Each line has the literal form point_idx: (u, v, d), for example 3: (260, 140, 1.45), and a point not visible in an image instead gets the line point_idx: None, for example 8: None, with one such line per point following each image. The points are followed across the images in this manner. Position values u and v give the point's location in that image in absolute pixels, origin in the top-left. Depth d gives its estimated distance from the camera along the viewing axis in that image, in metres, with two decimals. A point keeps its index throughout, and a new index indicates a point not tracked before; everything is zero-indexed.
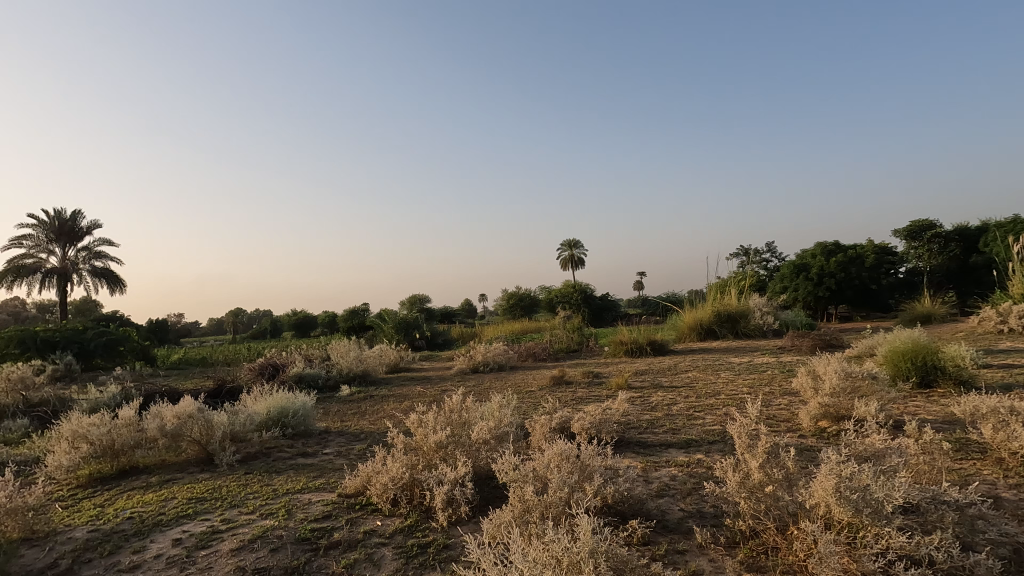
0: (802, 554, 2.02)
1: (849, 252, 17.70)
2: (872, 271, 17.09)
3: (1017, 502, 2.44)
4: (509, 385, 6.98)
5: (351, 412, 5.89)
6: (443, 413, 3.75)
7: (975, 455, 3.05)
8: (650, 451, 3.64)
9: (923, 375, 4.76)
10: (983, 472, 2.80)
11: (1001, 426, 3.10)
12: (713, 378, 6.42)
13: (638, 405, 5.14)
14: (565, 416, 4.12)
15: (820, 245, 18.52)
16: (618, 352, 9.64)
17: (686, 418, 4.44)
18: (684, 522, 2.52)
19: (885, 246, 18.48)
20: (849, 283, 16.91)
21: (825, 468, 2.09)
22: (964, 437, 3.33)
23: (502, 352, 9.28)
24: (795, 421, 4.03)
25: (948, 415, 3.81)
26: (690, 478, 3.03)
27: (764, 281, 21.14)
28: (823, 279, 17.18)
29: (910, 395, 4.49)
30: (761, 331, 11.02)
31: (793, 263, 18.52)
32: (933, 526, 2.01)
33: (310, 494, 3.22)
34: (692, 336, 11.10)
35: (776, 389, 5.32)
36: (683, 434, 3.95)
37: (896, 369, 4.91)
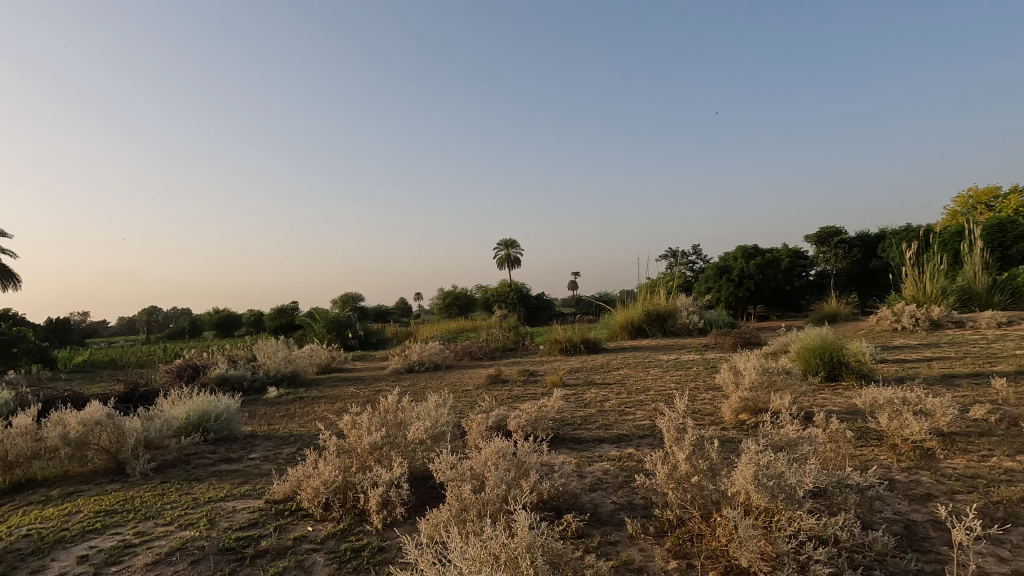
0: (724, 539, 2.14)
1: (766, 255, 18.88)
2: (787, 274, 18.34)
3: (909, 483, 2.71)
4: (445, 385, 6.94)
5: (280, 414, 5.64)
6: (378, 414, 3.67)
7: (873, 442, 3.35)
8: (583, 446, 3.74)
9: (829, 369, 5.17)
10: (880, 457, 3.08)
11: (895, 415, 3.42)
12: (644, 375, 6.66)
13: (572, 402, 5.22)
14: (501, 414, 4.14)
15: (741, 249, 19.52)
16: (554, 350, 9.80)
17: (618, 414, 4.58)
18: (615, 514, 2.61)
19: (798, 250, 19.87)
20: (767, 285, 18.08)
21: (745, 458, 2.23)
22: (865, 426, 3.64)
23: (438, 352, 9.21)
24: (718, 415, 4.24)
25: (850, 406, 4.17)
26: (622, 472, 3.14)
27: (690, 282, 22.17)
28: (743, 280, 18.34)
29: (819, 387, 4.88)
30: (689, 330, 11.53)
31: (716, 265, 19.55)
32: (838, 508, 2.19)
33: (235, 502, 3.06)
34: (624, 335, 11.47)
35: (701, 385, 5.58)
36: (616, 430, 4.07)
37: (807, 364, 5.31)
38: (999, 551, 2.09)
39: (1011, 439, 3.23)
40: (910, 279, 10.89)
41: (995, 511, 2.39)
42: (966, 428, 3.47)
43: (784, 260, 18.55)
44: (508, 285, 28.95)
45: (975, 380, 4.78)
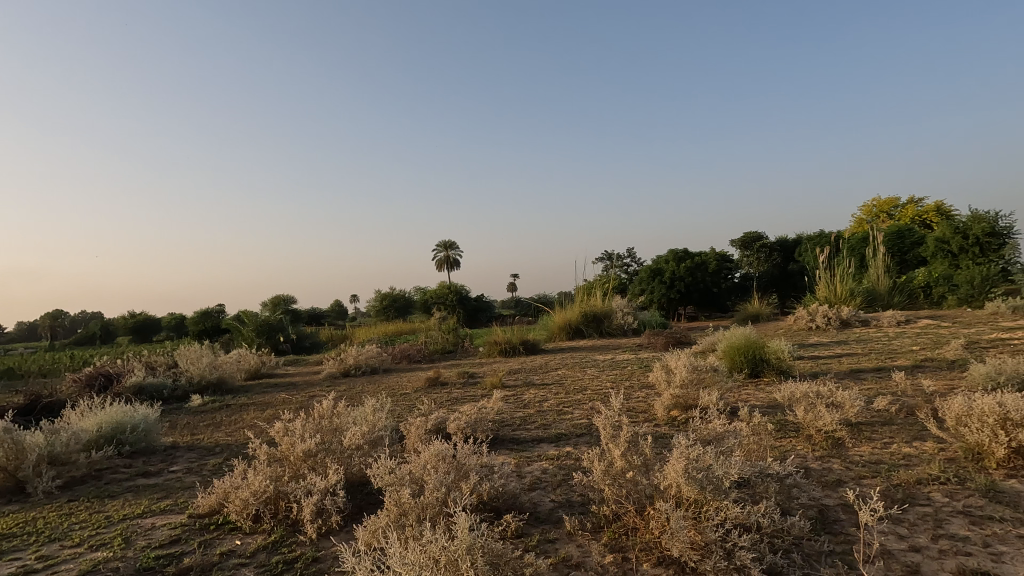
0: (657, 531, 2.22)
1: (696, 258, 19.78)
2: (714, 276, 19.30)
3: (822, 471, 2.92)
4: (382, 388, 6.79)
5: (204, 423, 5.34)
6: (312, 420, 3.55)
7: (791, 433, 3.58)
8: (522, 447, 3.77)
9: (753, 367, 5.48)
10: (797, 447, 3.30)
11: (810, 408, 3.67)
12: (581, 375, 6.81)
13: (512, 403, 5.25)
14: (441, 417, 4.11)
15: (673, 252, 20.36)
16: (493, 352, 9.83)
17: (556, 414, 4.65)
18: (554, 512, 2.65)
19: (724, 253, 20.95)
20: (696, 286, 18.96)
21: (676, 452, 2.33)
22: (784, 418, 3.89)
23: (375, 355, 9.01)
24: (651, 412, 4.40)
25: (771, 400, 4.44)
26: (560, 470, 3.19)
27: (625, 284, 22.87)
28: (674, 282, 19.13)
29: (743, 384, 5.17)
30: (624, 330, 11.90)
31: (649, 267, 20.28)
32: (760, 497, 2.33)
33: (154, 518, 2.87)
34: (562, 336, 11.67)
35: (636, 383, 5.77)
36: (554, 429, 4.13)
37: (733, 362, 5.60)
38: (899, 529, 2.29)
39: (908, 428, 3.54)
40: (823, 281, 11.73)
41: (895, 493, 2.62)
42: (871, 418, 3.79)
43: (711, 263, 19.50)
44: (447, 287, 28.76)
45: (878, 374, 5.21)
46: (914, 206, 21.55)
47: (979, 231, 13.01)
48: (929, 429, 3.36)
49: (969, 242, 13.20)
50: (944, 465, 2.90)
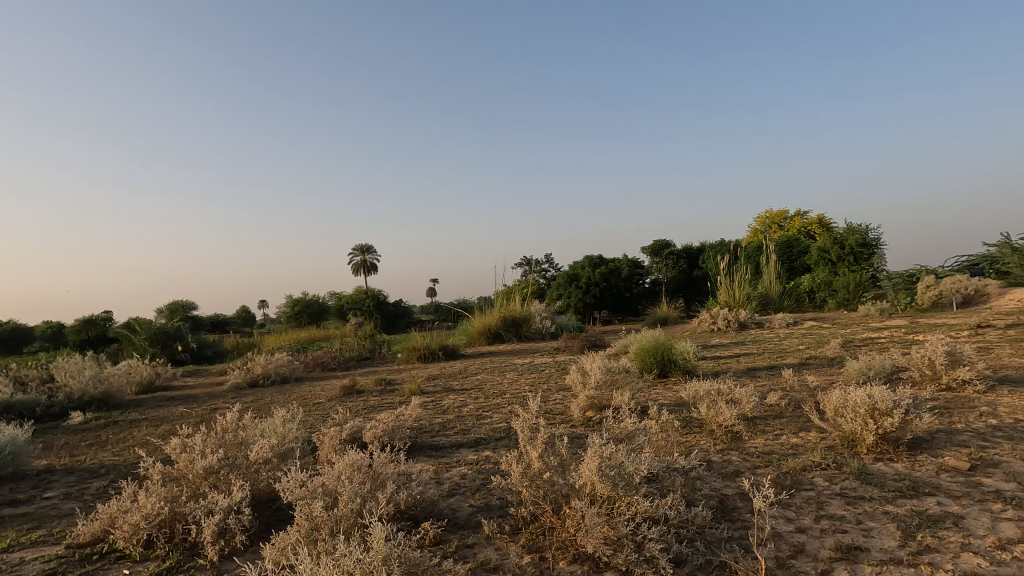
0: (572, 529, 2.28)
1: (609, 264, 20.60)
2: (627, 281, 20.20)
3: (723, 463, 3.14)
4: (293, 398, 6.46)
5: (87, 443, 4.82)
6: (214, 434, 3.31)
7: (696, 429, 3.82)
8: (441, 453, 3.74)
9: (661, 367, 5.78)
10: (701, 442, 3.53)
11: (712, 405, 3.94)
12: (500, 379, 6.87)
13: (430, 410, 5.19)
14: (356, 426, 3.98)
15: (588, 257, 21.06)
16: (411, 358, 9.66)
17: (475, 419, 4.66)
18: (472, 517, 2.65)
19: (636, 260, 21.95)
20: (609, 291, 19.74)
21: (590, 451, 2.41)
22: (689, 415, 4.13)
23: (285, 364, 8.57)
24: (568, 413, 4.51)
25: (677, 398, 4.71)
26: (479, 475, 3.20)
27: (543, 289, 23.35)
28: (589, 287, 19.80)
29: (652, 383, 5.44)
30: (541, 334, 12.13)
31: (566, 273, 20.85)
32: (668, 490, 2.46)
33: (23, 552, 2.55)
34: (481, 341, 11.69)
35: (553, 386, 5.90)
36: (473, 434, 4.14)
37: (643, 363, 5.88)
38: (787, 513, 2.51)
39: (795, 420, 3.89)
40: (723, 286, 12.62)
41: (785, 480, 2.87)
42: (764, 412, 4.12)
43: (624, 269, 20.38)
44: (364, 292, 27.94)
45: (770, 371, 5.69)
46: (800, 218, 23.74)
47: (853, 242, 14.58)
48: (812, 420, 3.71)
49: (845, 252, 14.75)
50: (825, 453, 3.22)
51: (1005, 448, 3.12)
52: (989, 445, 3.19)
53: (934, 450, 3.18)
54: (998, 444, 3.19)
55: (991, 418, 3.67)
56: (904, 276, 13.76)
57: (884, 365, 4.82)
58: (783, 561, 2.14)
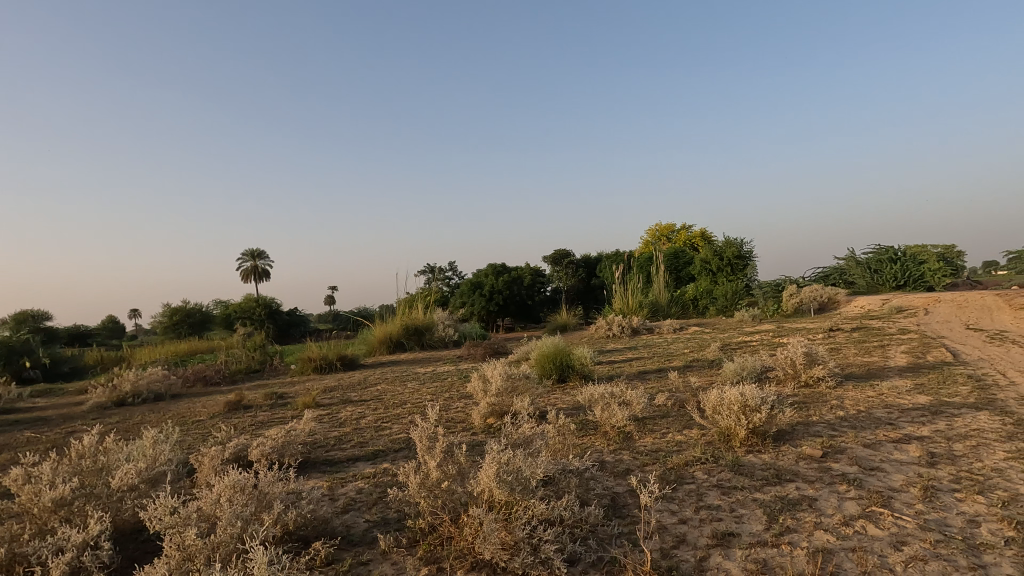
0: (470, 537, 2.28)
1: (512, 272, 20.93)
2: (529, 289, 20.65)
3: (614, 463, 3.29)
4: (169, 417, 5.87)
5: None
6: (68, 461, 2.92)
7: (591, 431, 3.98)
8: (336, 468, 3.58)
9: (559, 373, 5.96)
10: (596, 443, 3.68)
11: (606, 407, 4.13)
12: (401, 389, 6.72)
13: (325, 423, 4.94)
14: (242, 444, 3.70)
15: (491, 265, 21.25)
16: (306, 369, 9.17)
17: (374, 430, 4.51)
18: (368, 533, 2.56)
19: (538, 269, 22.50)
20: (512, 299, 20.06)
21: (488, 458, 2.42)
22: (586, 418, 4.30)
23: (160, 379, 7.77)
24: (469, 421, 4.51)
25: (574, 403, 4.88)
26: (375, 488, 3.10)
27: (446, 297, 23.20)
28: (493, 295, 19.98)
29: (551, 389, 5.60)
30: (444, 342, 12.07)
31: (470, 281, 20.87)
32: (563, 491, 2.54)
33: None
34: (382, 350, 11.37)
35: (454, 394, 5.86)
36: (371, 446, 4.01)
37: (543, 369, 6.03)
38: (672, 506, 2.69)
39: (680, 419, 4.19)
40: (618, 294, 13.30)
41: (669, 475, 3.07)
42: (653, 413, 4.39)
43: (526, 277, 20.83)
44: (254, 300, 26.09)
45: (659, 374, 6.07)
46: (686, 231, 25.67)
47: (730, 254, 16.06)
48: (694, 418, 4.02)
49: (724, 263, 16.18)
50: (704, 448, 3.50)
51: (849, 436, 3.58)
52: (837, 434, 3.64)
53: (795, 441, 3.56)
54: (844, 433, 3.65)
55: (839, 410, 4.19)
56: (772, 286, 15.33)
57: (755, 366, 5.33)
58: (666, 551, 2.28)
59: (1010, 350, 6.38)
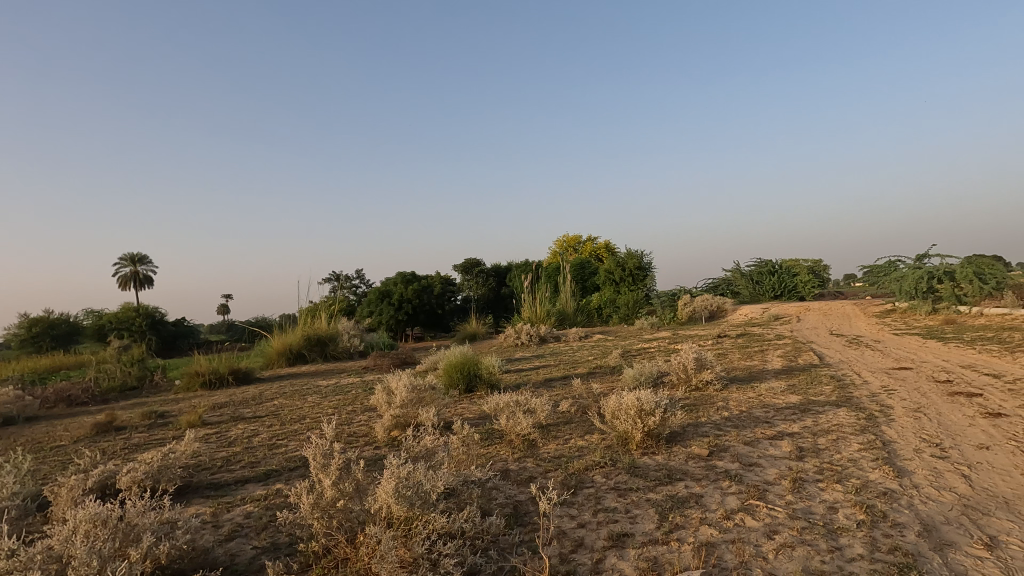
0: (367, 558, 2.19)
1: (422, 281, 20.65)
2: (439, 298, 20.47)
3: (518, 471, 3.32)
4: (20, 444, 5.13)
5: None
6: None
7: (496, 440, 3.99)
8: (222, 492, 3.31)
9: (467, 382, 5.94)
10: (501, 452, 3.70)
11: (511, 416, 4.17)
12: (300, 403, 6.37)
13: (212, 443, 4.55)
14: (109, 471, 3.32)
15: (400, 274, 20.82)
16: (192, 385, 8.42)
17: (267, 449, 4.23)
18: (255, 560, 2.39)
19: (448, 277, 22.37)
20: (422, 308, 19.77)
21: (388, 473, 2.35)
22: (492, 427, 4.30)
23: (11, 402, 6.78)
24: (371, 434, 4.36)
25: (481, 412, 4.87)
26: (266, 512, 2.89)
27: (353, 306, 22.38)
28: (402, 304, 19.57)
29: (458, 399, 5.56)
30: (349, 353, 11.63)
31: (378, 289, 20.30)
32: (465, 503, 2.52)
33: None
34: (281, 362, 10.72)
35: (358, 407, 5.64)
36: (263, 466, 3.75)
37: (450, 378, 5.98)
38: (571, 510, 2.75)
39: (582, 424, 4.32)
40: (527, 303, 13.53)
41: (570, 480, 3.15)
42: (557, 419, 4.49)
43: (436, 286, 20.62)
44: (134, 309, 23.64)
45: (564, 381, 6.23)
46: (591, 243, 26.73)
47: (632, 265, 16.95)
48: (595, 424, 4.16)
49: (626, 273, 17.04)
50: (604, 451, 3.63)
51: (732, 435, 3.87)
52: (722, 433, 3.93)
53: (685, 441, 3.80)
54: (728, 432, 3.94)
55: (724, 411, 4.52)
56: (668, 296, 16.33)
57: (652, 371, 5.63)
58: (565, 556, 2.33)
59: (865, 353, 7.25)
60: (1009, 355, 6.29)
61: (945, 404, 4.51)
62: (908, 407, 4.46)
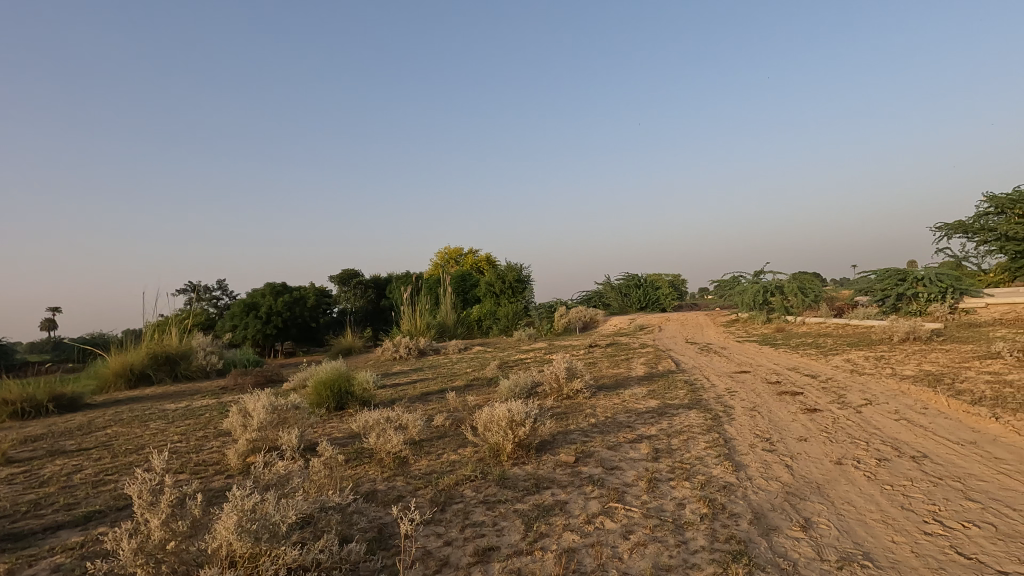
0: None
1: (294, 293, 19.37)
2: (312, 311, 19.33)
3: (386, 491, 3.19)
4: None
5: None
6: None
7: (365, 459, 3.80)
8: (24, 543, 2.78)
9: (337, 400, 5.62)
10: (369, 472, 3.53)
11: (381, 434, 4.01)
12: (140, 430, 5.60)
13: (17, 485, 3.82)
14: None
15: (269, 284, 19.35)
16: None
17: (90, 487, 3.64)
18: None
19: (323, 289, 21.23)
20: (293, 321, 18.53)
21: (230, 506, 2.12)
22: (361, 446, 4.10)
23: None
24: (223, 462, 3.94)
25: (350, 430, 4.63)
26: (79, 563, 2.47)
27: (212, 320, 20.34)
28: (270, 317, 18.17)
29: (327, 418, 5.25)
30: (205, 372, 10.53)
31: (242, 301, 18.67)
32: (321, 531, 2.35)
33: None
34: (119, 385, 9.37)
35: (210, 432, 5.08)
36: (82, 508, 3.22)
37: (318, 397, 5.61)
38: (438, 528, 2.69)
39: (456, 438, 4.28)
40: (406, 315, 13.23)
41: (439, 497, 3.08)
42: (430, 434, 4.41)
43: (310, 298, 19.47)
44: None
45: (439, 395, 6.15)
46: (472, 255, 26.97)
47: (511, 278, 17.35)
48: (468, 437, 4.14)
49: (505, 286, 17.38)
50: (474, 465, 3.62)
51: (597, 440, 4.06)
52: (588, 439, 4.10)
53: (553, 449, 3.91)
54: (593, 438, 4.13)
55: (591, 418, 4.74)
56: (546, 308, 16.94)
57: (525, 382, 5.76)
58: None
59: (713, 359, 8.05)
60: (823, 357, 7.35)
61: (775, 402, 5.14)
62: (747, 406, 5.00)
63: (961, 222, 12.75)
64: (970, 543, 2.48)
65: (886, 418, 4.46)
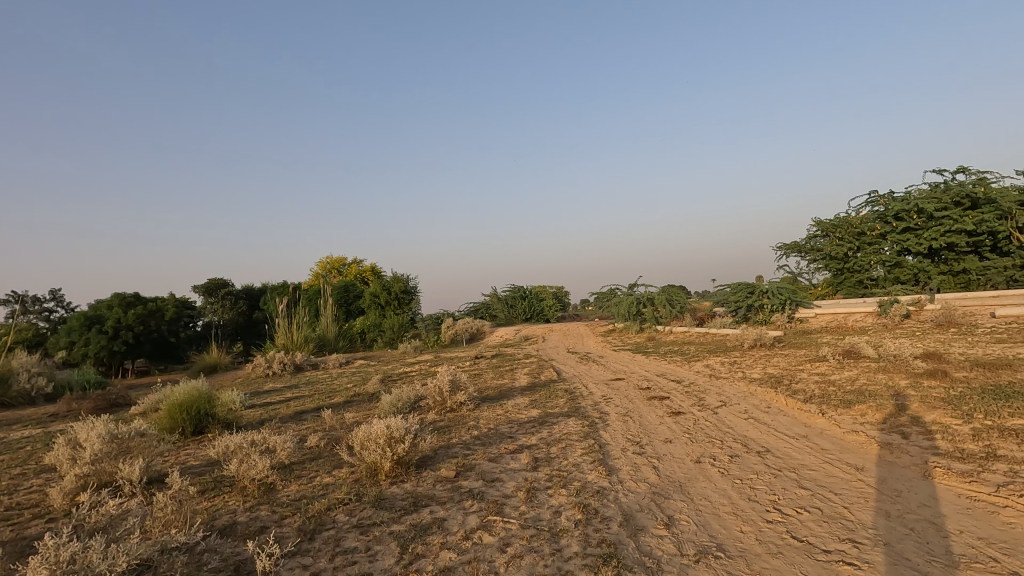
0: None
1: (148, 304, 17.25)
2: (171, 324, 17.38)
3: (247, 522, 2.91)
4: None
5: None
6: None
7: (225, 489, 3.45)
8: None
9: (195, 424, 5.05)
10: (229, 503, 3.20)
11: (243, 460, 3.65)
12: None
13: None
14: None
15: (119, 295, 17.02)
16: None
17: None
18: None
19: (185, 300, 19.17)
20: (147, 336, 16.48)
21: (40, 559, 1.80)
22: (219, 474, 3.71)
23: None
24: (44, 504, 3.36)
25: (209, 457, 4.18)
26: None
27: (42, 337, 17.46)
28: (118, 332, 15.98)
29: (182, 445, 4.69)
30: (28, 398, 8.96)
31: (82, 314, 16.16)
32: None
33: None
34: None
35: (29, 469, 4.31)
36: None
37: (172, 421, 5.00)
38: (304, 560, 2.49)
39: (330, 459, 4.03)
40: (281, 328, 12.32)
41: (308, 524, 2.87)
42: (302, 456, 4.11)
43: (168, 310, 17.47)
44: None
45: (315, 414, 5.77)
46: (356, 265, 25.94)
47: (398, 289, 16.95)
48: (343, 457, 3.92)
49: (391, 297, 16.93)
50: (349, 486, 3.43)
51: (478, 453, 4.04)
52: (469, 453, 4.07)
53: (434, 465, 3.83)
54: (475, 451, 4.10)
55: (474, 430, 4.72)
56: (432, 319, 16.73)
57: (408, 396, 5.60)
58: None
59: (591, 367, 8.43)
60: (687, 364, 8.00)
61: (645, 407, 5.48)
62: (620, 412, 5.27)
63: (795, 243, 14.68)
64: (802, 527, 2.80)
65: (738, 417, 4.94)
